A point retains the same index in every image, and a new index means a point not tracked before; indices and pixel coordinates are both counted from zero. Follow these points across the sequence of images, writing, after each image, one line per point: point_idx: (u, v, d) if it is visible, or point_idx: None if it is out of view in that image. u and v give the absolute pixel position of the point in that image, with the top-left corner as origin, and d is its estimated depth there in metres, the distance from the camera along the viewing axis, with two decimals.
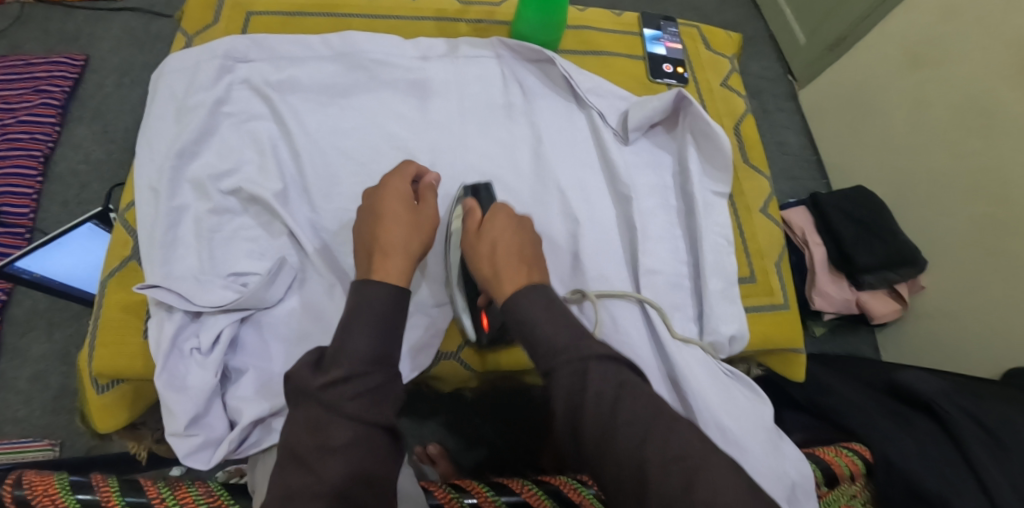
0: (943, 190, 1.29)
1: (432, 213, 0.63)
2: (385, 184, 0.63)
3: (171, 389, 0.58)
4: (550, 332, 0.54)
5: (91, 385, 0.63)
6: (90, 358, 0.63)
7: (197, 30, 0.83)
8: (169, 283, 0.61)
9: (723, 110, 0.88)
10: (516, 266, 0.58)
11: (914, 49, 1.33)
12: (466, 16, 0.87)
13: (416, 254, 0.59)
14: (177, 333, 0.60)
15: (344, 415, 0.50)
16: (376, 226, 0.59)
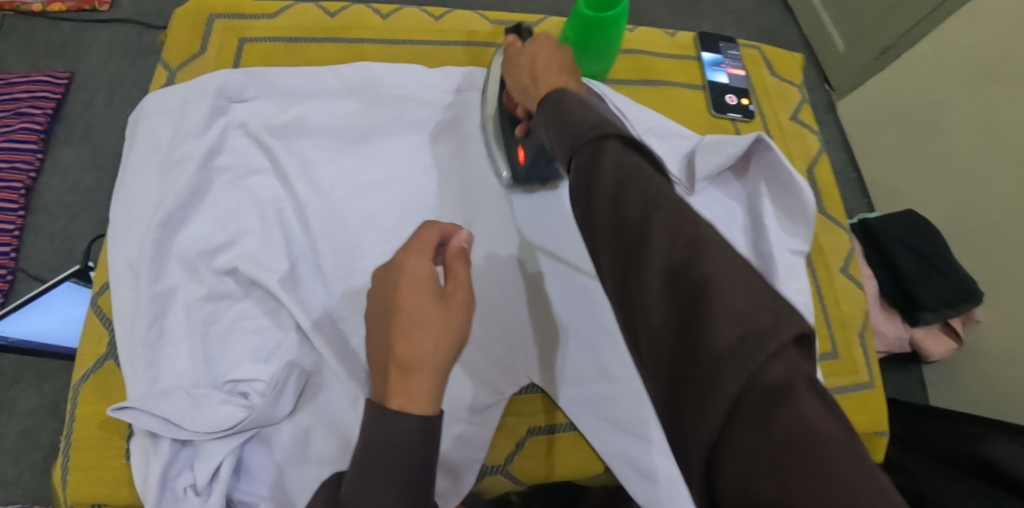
0: (1010, 221, 1.16)
1: (466, 297, 0.46)
2: (400, 263, 0.47)
3: None
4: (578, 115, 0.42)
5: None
6: (62, 484, 0.52)
7: (181, 62, 0.74)
8: (150, 403, 0.50)
9: (796, 150, 0.76)
10: (556, 75, 0.52)
11: (981, 62, 1.20)
12: (500, 39, 0.78)
13: (448, 365, 0.44)
14: (166, 469, 0.50)
15: None
16: (392, 334, 0.44)
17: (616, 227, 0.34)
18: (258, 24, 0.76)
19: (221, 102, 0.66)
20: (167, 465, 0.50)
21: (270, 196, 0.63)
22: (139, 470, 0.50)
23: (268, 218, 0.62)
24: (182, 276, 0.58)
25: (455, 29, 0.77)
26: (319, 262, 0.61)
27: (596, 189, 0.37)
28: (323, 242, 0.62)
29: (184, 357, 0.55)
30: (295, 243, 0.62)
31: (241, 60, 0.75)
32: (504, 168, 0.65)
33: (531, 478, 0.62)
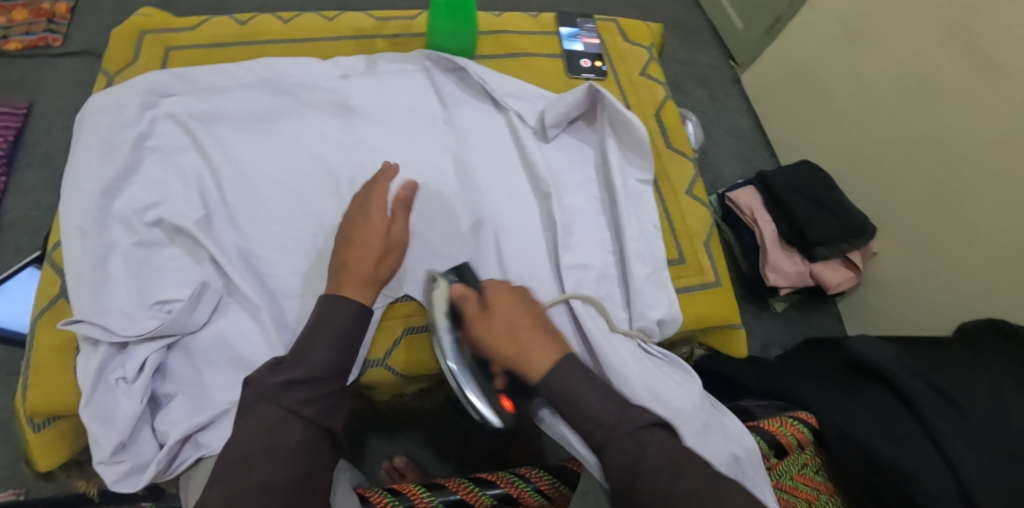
0: (890, 160, 1.31)
1: (401, 235, 0.68)
2: (369, 212, 0.67)
3: (98, 420, 0.59)
4: (592, 401, 0.57)
5: (27, 424, 0.63)
6: (22, 400, 0.63)
7: (118, 69, 0.84)
8: (93, 316, 0.63)
9: (645, 99, 0.92)
10: (541, 342, 0.59)
11: (849, 23, 1.36)
12: (383, 31, 0.89)
13: (382, 278, 0.66)
14: (103, 365, 0.62)
15: (298, 417, 0.56)
16: (347, 251, 0.65)
17: (661, 500, 0.52)
18: (182, 35, 0.86)
19: (151, 99, 0.78)
20: (107, 359, 0.62)
21: (190, 163, 0.74)
22: (84, 367, 0.62)
23: (189, 180, 0.72)
24: (121, 231, 0.69)
25: (343, 26, 0.89)
26: (232, 214, 0.72)
27: (646, 449, 0.54)
28: (235, 201, 0.72)
29: (121, 291, 0.65)
30: (211, 201, 0.72)
31: (169, 64, 0.84)
32: (476, 411, 0.62)
33: (410, 369, 0.69)
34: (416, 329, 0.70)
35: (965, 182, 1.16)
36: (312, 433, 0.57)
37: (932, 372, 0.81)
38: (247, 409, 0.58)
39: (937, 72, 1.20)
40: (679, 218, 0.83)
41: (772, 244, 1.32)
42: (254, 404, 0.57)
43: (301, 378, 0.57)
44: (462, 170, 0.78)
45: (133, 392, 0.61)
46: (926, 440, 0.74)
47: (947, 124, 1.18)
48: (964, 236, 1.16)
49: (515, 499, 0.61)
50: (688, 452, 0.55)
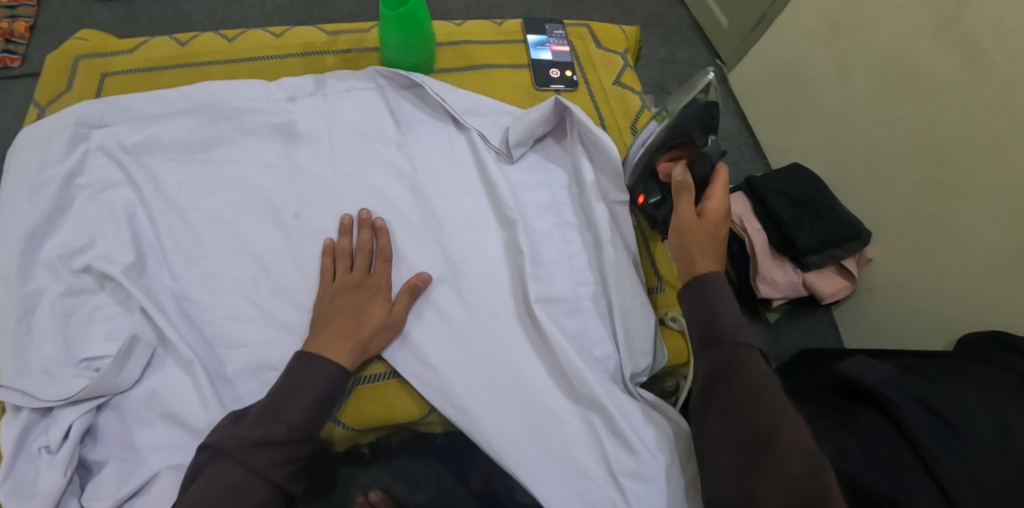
0: (879, 159, 1.25)
1: (400, 317, 0.65)
2: (375, 283, 0.65)
3: (15, 498, 0.54)
4: (728, 312, 0.62)
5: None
6: None
7: (51, 99, 0.79)
8: (14, 380, 0.58)
9: (618, 110, 0.87)
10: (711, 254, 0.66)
11: (832, 18, 1.31)
12: (334, 46, 0.84)
13: (368, 348, 0.62)
14: (24, 434, 0.57)
15: (263, 479, 0.54)
16: (346, 310, 0.63)
17: (744, 406, 0.56)
18: (118, 59, 0.81)
19: (82, 131, 0.72)
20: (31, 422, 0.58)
21: (121, 202, 0.69)
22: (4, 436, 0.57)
23: (123, 219, 0.68)
24: (47, 278, 0.64)
25: (291, 43, 0.84)
26: (167, 257, 0.67)
27: (749, 367, 0.58)
28: (172, 244, 0.68)
29: (43, 347, 0.60)
30: (150, 240, 0.68)
31: (105, 91, 0.79)
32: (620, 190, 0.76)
33: (365, 423, 0.64)
34: (369, 378, 0.64)
35: (957, 181, 1.10)
36: (276, 497, 0.55)
37: (925, 390, 0.75)
38: (207, 463, 0.55)
39: (925, 66, 1.14)
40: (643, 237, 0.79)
41: (763, 254, 1.26)
42: (218, 461, 0.54)
43: (277, 438, 0.55)
44: (418, 199, 0.73)
45: (54, 461, 0.56)
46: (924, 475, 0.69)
47: (936, 121, 1.13)
48: (959, 237, 1.11)
49: None
50: (759, 382, 0.57)
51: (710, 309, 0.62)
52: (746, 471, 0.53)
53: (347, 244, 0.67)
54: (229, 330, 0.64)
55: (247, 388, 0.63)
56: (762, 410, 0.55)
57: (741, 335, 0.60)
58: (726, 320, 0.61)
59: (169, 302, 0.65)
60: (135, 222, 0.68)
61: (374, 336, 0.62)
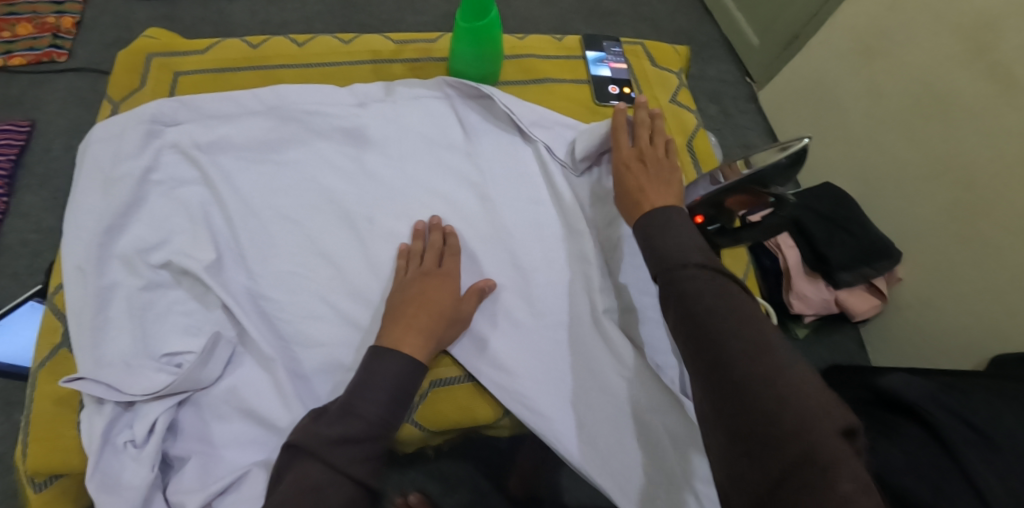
0: (910, 180, 1.27)
1: (470, 311, 0.66)
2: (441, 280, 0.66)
3: (104, 490, 0.55)
4: (708, 298, 0.53)
5: (25, 485, 0.59)
6: (21, 458, 0.59)
7: (123, 96, 0.80)
8: (96, 373, 0.58)
9: (675, 127, 0.91)
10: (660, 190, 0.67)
11: (866, 40, 1.33)
12: (402, 55, 0.86)
13: (443, 342, 0.64)
14: (109, 428, 0.57)
15: (344, 474, 0.54)
16: (416, 306, 0.63)
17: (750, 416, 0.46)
18: (189, 59, 0.83)
19: (155, 128, 0.74)
20: (112, 415, 0.57)
21: (197, 201, 0.70)
22: (88, 429, 0.57)
23: (199, 217, 0.69)
24: (122, 272, 0.65)
25: (359, 50, 0.86)
26: (239, 255, 0.68)
27: (738, 359, 0.48)
28: (244, 243, 0.68)
29: (121, 340, 0.61)
30: (224, 237, 0.69)
31: (177, 89, 0.81)
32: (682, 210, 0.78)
33: (441, 426, 0.65)
34: (446, 382, 0.66)
35: (990, 203, 1.12)
36: (358, 494, 0.55)
37: (964, 405, 0.77)
38: (290, 463, 0.55)
39: (959, 90, 1.17)
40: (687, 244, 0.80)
41: (797, 271, 1.28)
42: (301, 459, 0.55)
43: (354, 434, 0.56)
44: (488, 208, 0.74)
45: (142, 454, 0.56)
46: (955, 475, 0.70)
47: (968, 143, 1.16)
48: (989, 257, 1.13)
49: None
50: (765, 381, 0.47)
51: (692, 305, 0.53)
52: (748, 471, 0.45)
53: (420, 246, 0.69)
54: (305, 329, 0.65)
55: (325, 390, 0.64)
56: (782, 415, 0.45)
57: (731, 324, 0.51)
58: (710, 313, 0.52)
59: (241, 300, 0.66)
60: (208, 221, 0.69)
61: (446, 329, 0.64)
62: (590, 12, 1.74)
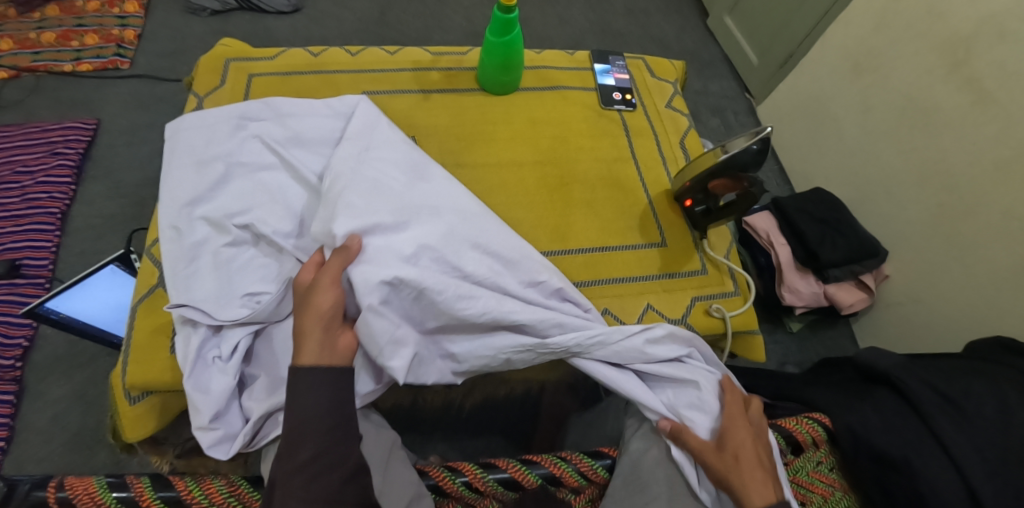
0: (897, 184, 1.38)
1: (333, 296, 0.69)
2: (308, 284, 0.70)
3: (197, 391, 0.67)
4: None
5: (124, 398, 0.75)
6: (124, 373, 0.74)
7: (207, 92, 0.95)
8: (194, 302, 0.72)
9: (671, 128, 1.05)
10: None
11: (855, 57, 1.46)
12: (437, 65, 1.02)
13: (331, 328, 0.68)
14: (201, 345, 0.70)
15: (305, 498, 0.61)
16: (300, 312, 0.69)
17: None
18: (260, 64, 0.98)
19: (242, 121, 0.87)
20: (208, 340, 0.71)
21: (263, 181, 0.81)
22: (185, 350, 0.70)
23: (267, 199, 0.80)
24: (211, 231, 0.77)
25: (402, 59, 1.02)
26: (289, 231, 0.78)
27: None
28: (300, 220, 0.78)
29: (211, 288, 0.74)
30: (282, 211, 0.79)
31: (252, 89, 0.96)
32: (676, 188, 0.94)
33: None
34: None
35: (970, 205, 1.23)
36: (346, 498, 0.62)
37: (938, 379, 0.87)
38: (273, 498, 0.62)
39: (938, 103, 1.28)
40: (672, 224, 0.94)
41: (788, 266, 1.38)
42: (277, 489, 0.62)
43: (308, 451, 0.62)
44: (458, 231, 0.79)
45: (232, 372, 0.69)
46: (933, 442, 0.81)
47: (947, 150, 1.27)
48: (969, 253, 1.23)
49: (557, 477, 0.72)
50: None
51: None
52: None
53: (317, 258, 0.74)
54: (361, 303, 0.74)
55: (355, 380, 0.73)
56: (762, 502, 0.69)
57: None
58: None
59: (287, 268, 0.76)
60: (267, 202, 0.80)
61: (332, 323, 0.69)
62: (601, 32, 1.89)
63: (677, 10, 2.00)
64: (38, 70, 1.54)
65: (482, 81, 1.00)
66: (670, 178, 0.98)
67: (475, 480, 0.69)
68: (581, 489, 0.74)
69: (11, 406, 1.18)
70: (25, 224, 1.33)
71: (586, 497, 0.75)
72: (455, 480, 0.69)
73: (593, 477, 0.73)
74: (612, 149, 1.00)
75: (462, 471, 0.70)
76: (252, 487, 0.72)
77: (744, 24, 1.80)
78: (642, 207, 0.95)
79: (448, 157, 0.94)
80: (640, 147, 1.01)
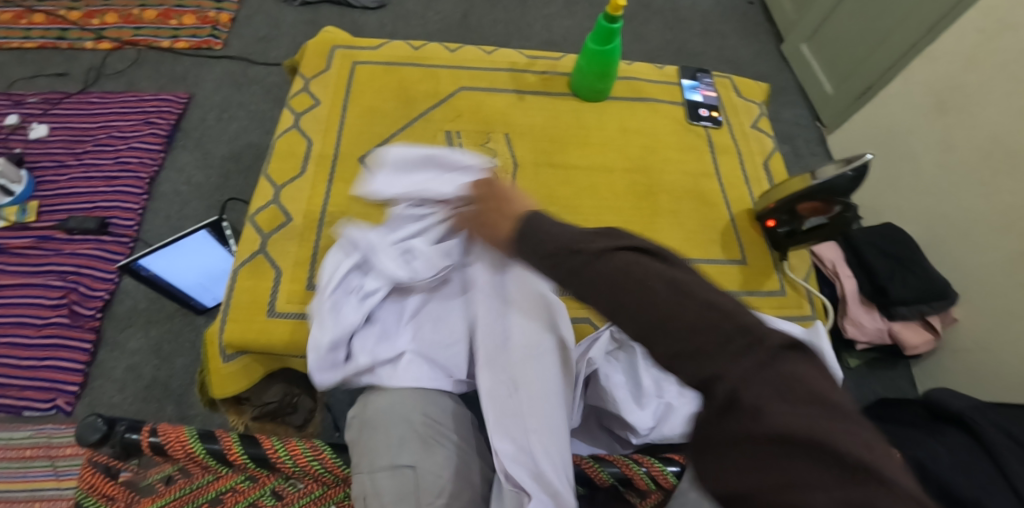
0: (976, 227, 1.35)
1: None
2: None
3: (330, 313, 0.72)
4: None
5: (219, 357, 0.80)
6: (221, 332, 0.79)
7: (313, 74, 1.01)
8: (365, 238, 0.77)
9: (755, 148, 1.04)
10: None
11: (941, 95, 1.43)
12: (533, 67, 1.04)
13: None
14: (346, 278, 0.75)
15: None
16: None
17: None
18: (366, 53, 1.03)
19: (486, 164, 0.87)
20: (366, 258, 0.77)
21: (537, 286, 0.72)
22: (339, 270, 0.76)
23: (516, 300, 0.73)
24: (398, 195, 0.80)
25: (500, 60, 1.05)
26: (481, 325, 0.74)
27: None
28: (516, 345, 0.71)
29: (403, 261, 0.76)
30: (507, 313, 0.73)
31: (356, 74, 1.01)
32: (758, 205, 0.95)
33: None
34: None
35: None
36: None
37: (1009, 423, 0.86)
38: None
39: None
40: (753, 243, 0.94)
41: (853, 299, 1.36)
42: None
43: None
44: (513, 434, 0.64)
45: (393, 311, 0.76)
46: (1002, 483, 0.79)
47: None
48: None
49: (629, 477, 0.72)
50: None
51: None
52: None
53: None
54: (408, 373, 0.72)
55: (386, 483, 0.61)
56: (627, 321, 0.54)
57: None
58: None
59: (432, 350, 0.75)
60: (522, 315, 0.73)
61: None
62: (675, 51, 1.90)
63: (753, 35, 2.00)
64: (139, 44, 1.63)
65: (576, 89, 1.02)
66: (755, 198, 0.98)
67: None
68: (648, 493, 0.74)
69: (90, 353, 1.24)
70: (117, 185, 1.40)
71: (650, 502, 0.75)
72: None
73: (663, 483, 0.73)
74: (696, 162, 1.00)
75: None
76: (334, 453, 0.73)
77: (822, 54, 1.79)
78: (723, 222, 0.95)
79: (540, 156, 0.95)
80: (724, 165, 1.01)
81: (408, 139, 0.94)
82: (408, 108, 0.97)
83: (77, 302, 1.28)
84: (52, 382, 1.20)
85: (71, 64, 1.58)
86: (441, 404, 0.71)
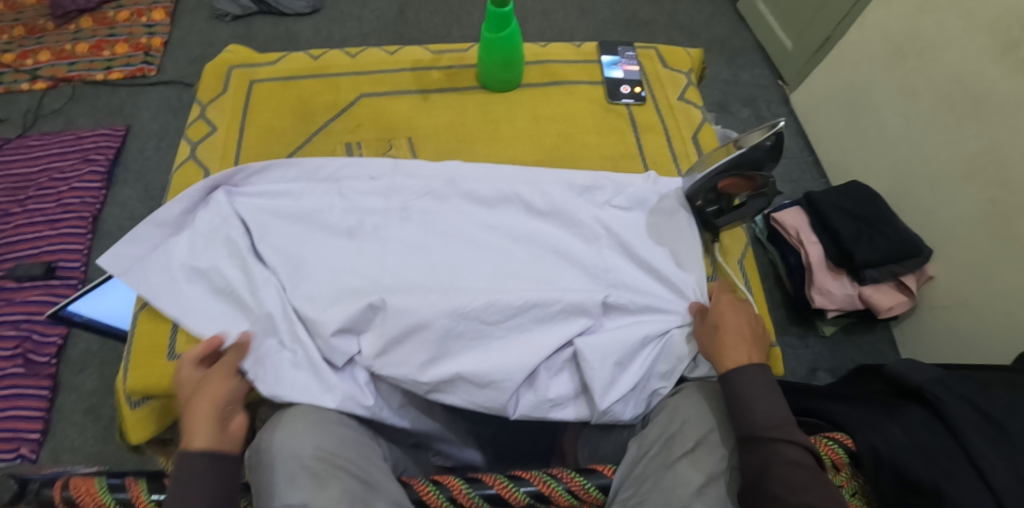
0: (944, 177, 1.27)
1: None
2: None
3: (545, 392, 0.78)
4: None
5: (126, 403, 0.80)
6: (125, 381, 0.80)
7: (210, 98, 0.98)
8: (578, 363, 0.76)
9: (683, 122, 0.99)
10: None
11: (898, 41, 1.35)
12: (438, 63, 1.01)
13: None
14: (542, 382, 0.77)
15: None
16: None
17: None
18: (263, 69, 1.00)
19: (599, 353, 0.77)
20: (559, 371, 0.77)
21: None
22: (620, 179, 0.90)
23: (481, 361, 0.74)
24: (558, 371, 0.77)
25: (403, 59, 1.02)
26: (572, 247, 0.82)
27: None
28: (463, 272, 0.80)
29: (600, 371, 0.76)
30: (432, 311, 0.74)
31: (253, 94, 0.98)
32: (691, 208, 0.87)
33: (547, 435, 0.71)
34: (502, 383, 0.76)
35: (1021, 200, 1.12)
36: None
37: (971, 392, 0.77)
38: None
39: (988, 88, 1.17)
40: None
41: (819, 266, 1.30)
42: None
43: None
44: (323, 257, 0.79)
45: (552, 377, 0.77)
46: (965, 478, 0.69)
47: (999, 141, 1.15)
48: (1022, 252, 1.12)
49: (546, 495, 0.66)
50: None
51: None
52: None
53: None
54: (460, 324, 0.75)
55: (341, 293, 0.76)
56: (760, 406, 0.67)
57: None
58: None
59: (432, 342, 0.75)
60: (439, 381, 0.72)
61: None
62: (626, 22, 1.82)
63: None
64: (74, 80, 1.61)
65: (484, 80, 0.98)
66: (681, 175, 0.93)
67: (460, 495, 0.66)
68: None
69: (48, 400, 1.23)
70: (59, 228, 1.38)
71: None
72: (438, 494, 0.67)
73: (586, 498, 0.68)
74: (619, 145, 0.95)
75: (446, 485, 0.67)
76: None
77: (776, 8, 1.70)
78: None
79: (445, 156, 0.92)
80: (649, 143, 0.96)
81: (309, 154, 0.92)
82: (307, 121, 0.95)
83: (30, 350, 1.26)
84: (10, 432, 1.19)
85: (9, 109, 1.57)
86: (339, 436, 0.70)
